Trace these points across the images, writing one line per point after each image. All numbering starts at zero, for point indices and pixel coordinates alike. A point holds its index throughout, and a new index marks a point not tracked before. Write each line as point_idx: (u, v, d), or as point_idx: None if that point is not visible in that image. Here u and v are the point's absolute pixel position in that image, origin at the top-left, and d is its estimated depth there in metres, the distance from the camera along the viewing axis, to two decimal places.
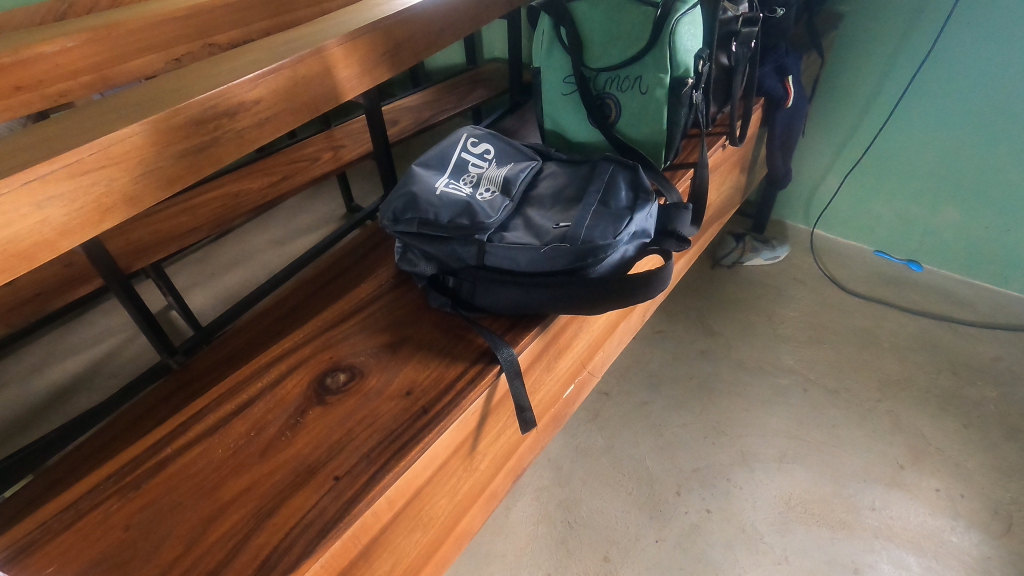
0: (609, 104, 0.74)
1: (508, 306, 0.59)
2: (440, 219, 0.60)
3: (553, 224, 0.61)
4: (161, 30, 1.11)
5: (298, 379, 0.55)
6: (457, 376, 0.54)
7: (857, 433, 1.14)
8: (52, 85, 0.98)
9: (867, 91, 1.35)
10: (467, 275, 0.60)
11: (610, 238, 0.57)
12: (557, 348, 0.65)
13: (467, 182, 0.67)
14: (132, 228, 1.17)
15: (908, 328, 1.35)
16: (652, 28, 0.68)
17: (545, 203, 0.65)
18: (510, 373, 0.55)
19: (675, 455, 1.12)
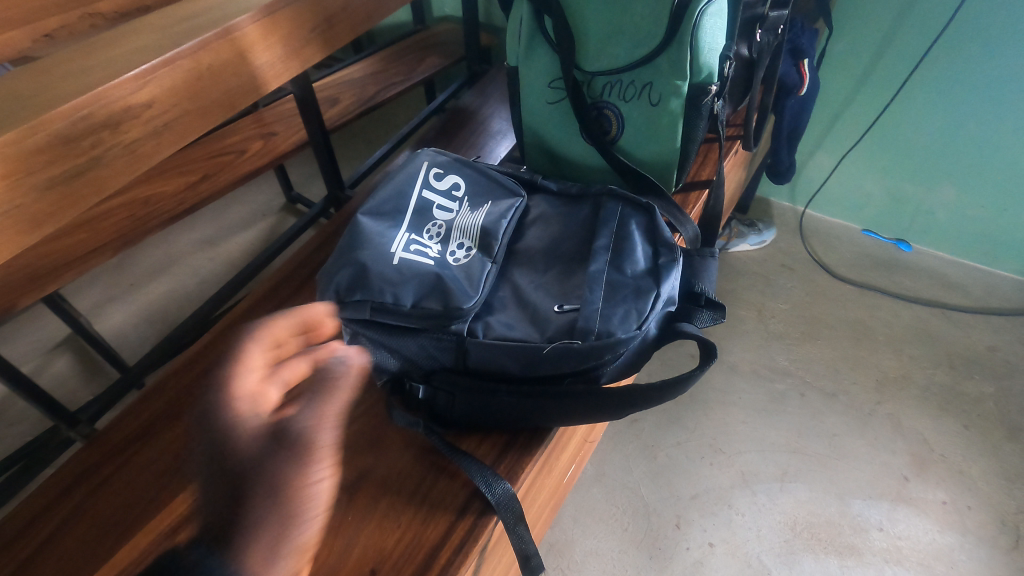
0: (609, 117, 0.58)
1: (499, 416, 0.45)
2: (401, 302, 0.45)
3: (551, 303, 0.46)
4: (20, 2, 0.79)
5: None
6: (440, 545, 0.44)
7: (860, 442, 1.08)
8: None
9: (865, 59, 1.21)
10: (441, 379, 0.45)
11: (631, 327, 0.43)
12: (558, 448, 0.53)
13: (433, 238, 0.51)
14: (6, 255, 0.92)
15: (902, 317, 1.28)
16: (667, 20, 0.52)
17: (538, 262, 0.50)
18: (510, 516, 0.42)
19: (671, 480, 1.04)
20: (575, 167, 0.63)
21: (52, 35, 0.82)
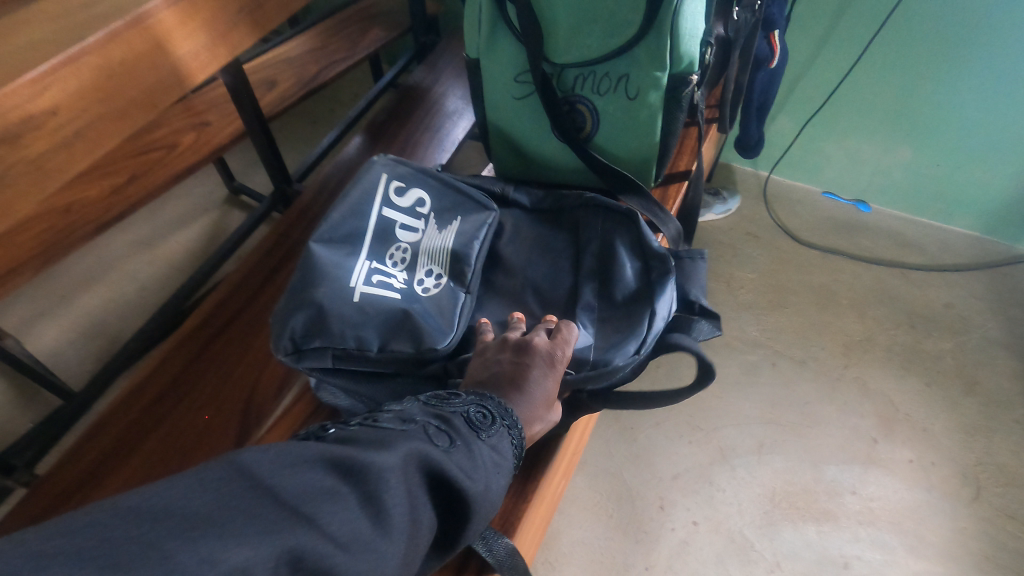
0: (581, 112, 0.56)
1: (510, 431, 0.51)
2: (368, 347, 0.51)
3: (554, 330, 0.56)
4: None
5: None
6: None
7: (830, 409, 1.10)
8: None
9: (823, 19, 1.17)
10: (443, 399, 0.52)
11: (624, 357, 0.51)
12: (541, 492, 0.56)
13: (398, 265, 0.56)
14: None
15: (864, 279, 1.30)
16: (645, 8, 0.49)
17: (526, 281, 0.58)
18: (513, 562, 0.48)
19: (652, 462, 1.04)
20: (546, 161, 0.63)
21: None
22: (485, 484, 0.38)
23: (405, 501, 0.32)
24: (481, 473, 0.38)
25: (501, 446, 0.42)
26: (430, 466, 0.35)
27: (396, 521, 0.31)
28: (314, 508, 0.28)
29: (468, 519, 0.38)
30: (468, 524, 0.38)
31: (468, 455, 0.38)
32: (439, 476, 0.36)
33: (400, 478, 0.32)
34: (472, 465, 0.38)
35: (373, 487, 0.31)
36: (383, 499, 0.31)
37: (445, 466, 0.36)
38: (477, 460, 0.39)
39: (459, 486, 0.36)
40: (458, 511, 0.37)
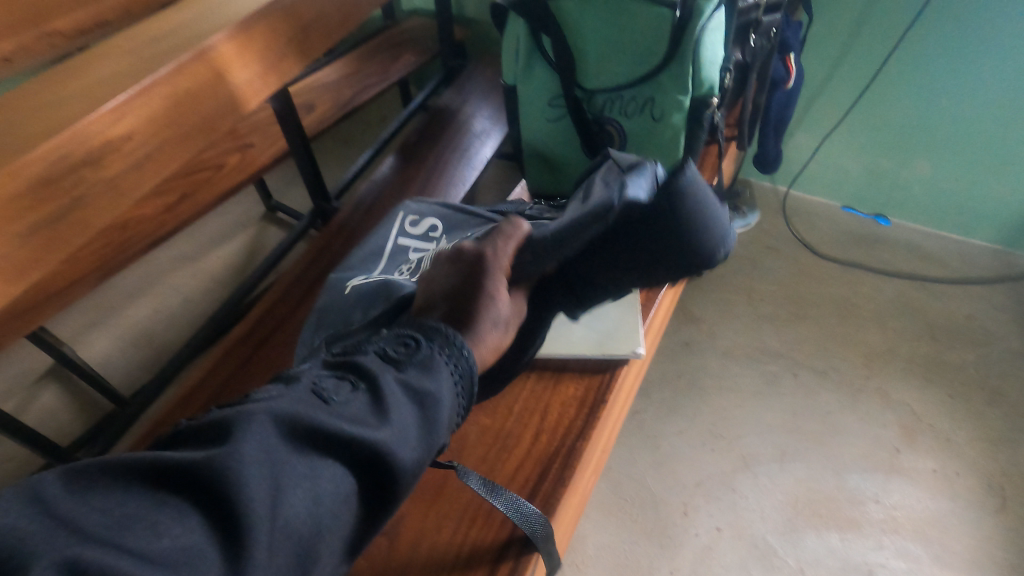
0: (610, 132, 0.60)
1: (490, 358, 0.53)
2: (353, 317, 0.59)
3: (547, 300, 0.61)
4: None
5: None
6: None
7: (852, 418, 1.12)
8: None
9: (840, 40, 1.21)
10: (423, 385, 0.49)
11: (584, 217, 0.51)
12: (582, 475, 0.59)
13: (403, 270, 0.66)
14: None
15: (884, 292, 1.32)
16: (669, 38, 0.54)
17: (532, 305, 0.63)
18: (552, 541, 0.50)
19: (676, 469, 1.07)
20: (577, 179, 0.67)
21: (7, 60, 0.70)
22: (388, 434, 0.38)
23: (270, 476, 0.32)
24: (378, 425, 0.38)
25: (427, 379, 0.43)
26: (306, 435, 0.35)
27: (256, 494, 0.31)
28: (131, 530, 0.28)
29: (383, 474, 0.37)
30: (388, 478, 0.37)
31: (363, 414, 0.39)
32: (320, 442, 0.36)
33: (256, 452, 0.32)
34: (365, 420, 0.38)
35: (225, 475, 0.31)
36: (235, 477, 0.31)
37: (323, 428, 0.36)
38: (373, 419, 0.38)
39: (355, 441, 0.36)
40: (369, 468, 0.37)
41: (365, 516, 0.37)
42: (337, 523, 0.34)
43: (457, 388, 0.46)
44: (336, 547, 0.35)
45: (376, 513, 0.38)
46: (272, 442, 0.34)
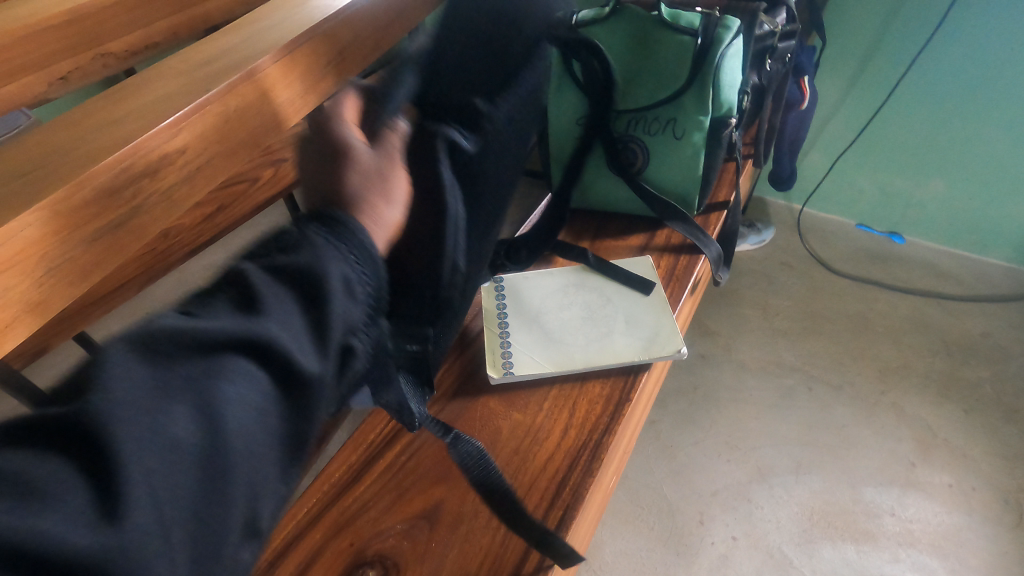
0: (633, 150, 0.65)
1: (440, 245, 0.42)
2: None
3: (490, 179, 0.52)
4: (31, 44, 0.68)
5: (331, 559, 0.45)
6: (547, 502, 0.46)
7: (867, 432, 1.13)
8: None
9: (854, 62, 1.25)
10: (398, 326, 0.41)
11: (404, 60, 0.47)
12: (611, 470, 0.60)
13: None
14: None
15: (899, 308, 1.34)
16: (691, 63, 0.58)
17: (496, 195, 0.54)
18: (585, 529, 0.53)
19: (691, 479, 1.09)
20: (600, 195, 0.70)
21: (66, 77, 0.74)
22: (274, 325, 0.29)
23: (113, 415, 0.23)
24: (258, 317, 0.29)
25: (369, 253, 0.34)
26: (163, 349, 0.26)
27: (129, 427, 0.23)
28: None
29: (319, 366, 0.30)
30: (326, 372, 0.30)
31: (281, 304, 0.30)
32: (179, 355, 0.26)
33: (108, 386, 0.24)
34: (283, 312, 0.30)
35: (76, 416, 0.23)
36: (91, 417, 0.23)
37: (176, 336, 0.27)
38: (249, 314, 0.29)
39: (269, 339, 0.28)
40: (267, 370, 0.29)
41: (286, 421, 0.29)
42: (243, 434, 0.27)
43: (370, 267, 0.34)
44: (256, 460, 0.27)
45: (301, 418, 0.30)
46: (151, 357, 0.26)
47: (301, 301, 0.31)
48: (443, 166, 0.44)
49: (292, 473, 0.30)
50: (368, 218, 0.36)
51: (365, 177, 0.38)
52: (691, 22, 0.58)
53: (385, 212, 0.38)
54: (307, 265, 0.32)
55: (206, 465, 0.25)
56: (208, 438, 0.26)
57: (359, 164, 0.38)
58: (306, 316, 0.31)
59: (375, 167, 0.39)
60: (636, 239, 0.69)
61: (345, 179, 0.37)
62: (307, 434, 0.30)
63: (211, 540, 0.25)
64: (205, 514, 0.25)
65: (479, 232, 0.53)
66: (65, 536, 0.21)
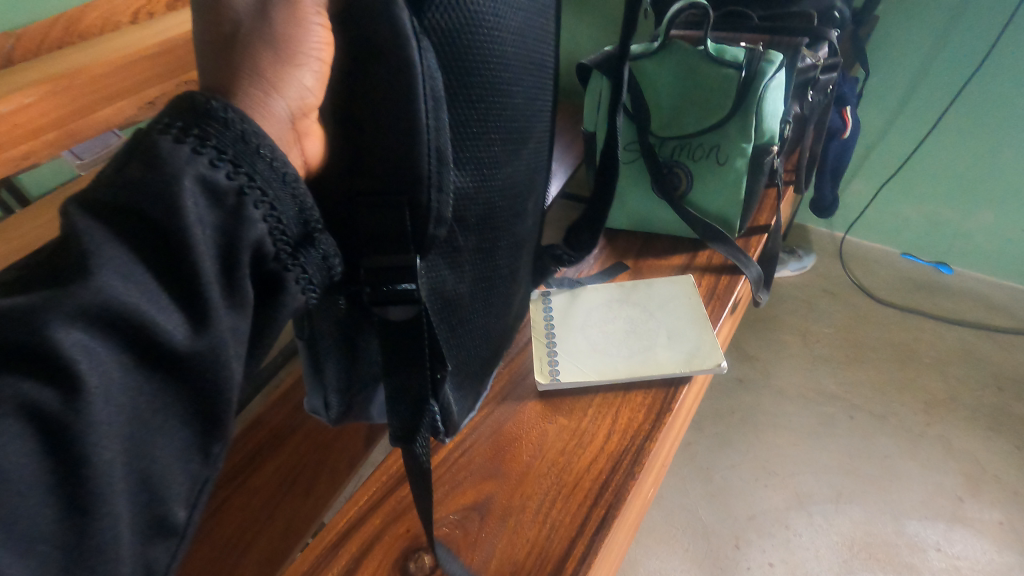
0: (677, 175, 0.68)
1: (406, 134, 0.34)
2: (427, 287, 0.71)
3: (504, 52, 0.41)
4: (131, 72, 0.77)
5: (384, 549, 0.48)
6: (591, 501, 0.49)
7: (912, 464, 1.11)
8: (9, 150, 0.67)
9: (898, 92, 1.26)
10: (371, 247, 0.36)
11: None
12: (654, 478, 0.62)
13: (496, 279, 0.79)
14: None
15: (946, 340, 1.31)
16: (735, 94, 0.61)
17: (518, 75, 0.43)
18: (629, 525, 0.54)
19: (727, 502, 1.09)
20: (646, 219, 0.74)
21: (156, 102, 0.82)
22: (112, 281, 0.22)
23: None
24: (82, 280, 0.22)
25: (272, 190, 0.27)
26: None
27: None
28: None
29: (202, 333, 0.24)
30: (217, 337, 0.25)
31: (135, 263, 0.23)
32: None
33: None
34: (138, 277, 0.23)
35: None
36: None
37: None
38: (72, 277, 0.22)
39: (125, 319, 0.22)
40: (104, 346, 0.22)
41: (160, 393, 0.24)
42: (95, 433, 0.22)
43: (255, 180, 0.27)
44: (127, 454, 0.23)
45: (182, 389, 0.24)
46: None
47: (148, 250, 0.24)
48: (404, 11, 0.32)
49: (205, 442, 0.26)
50: (257, 94, 0.29)
51: (283, 48, 0.29)
52: (736, 56, 0.61)
53: (285, 78, 0.29)
54: (151, 190, 0.24)
55: (45, 484, 0.21)
56: (47, 453, 0.21)
57: (244, 16, 0.29)
58: (157, 262, 0.24)
59: (268, 16, 0.29)
60: (679, 259, 0.72)
61: (229, 33, 0.29)
62: (206, 404, 0.25)
63: (94, 551, 0.22)
64: (77, 525, 0.21)
65: (502, 126, 0.43)
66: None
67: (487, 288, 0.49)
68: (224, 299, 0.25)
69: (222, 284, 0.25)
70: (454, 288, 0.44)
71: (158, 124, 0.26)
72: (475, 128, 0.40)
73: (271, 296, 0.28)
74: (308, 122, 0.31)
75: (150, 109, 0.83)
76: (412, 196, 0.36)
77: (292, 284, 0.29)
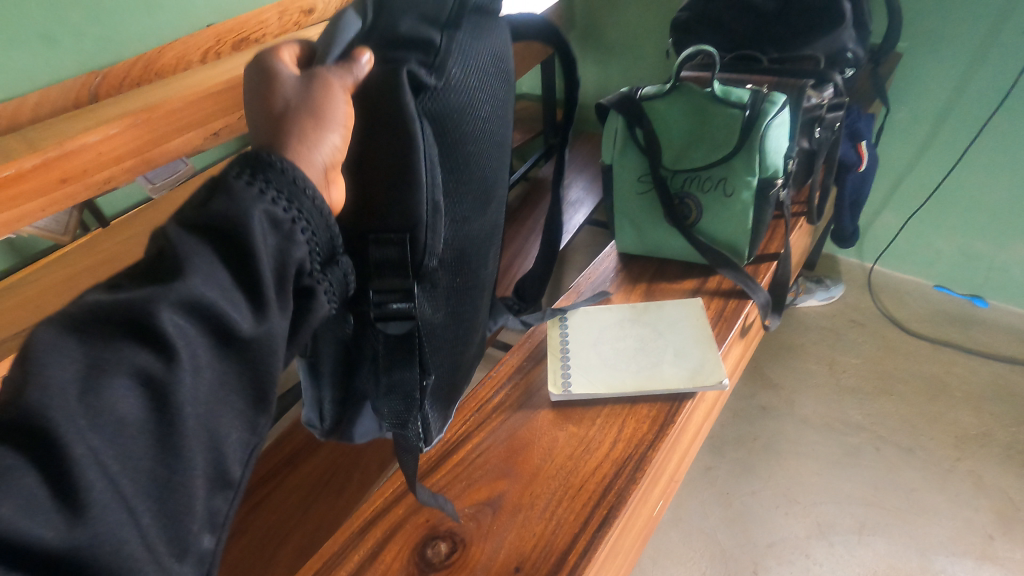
0: (688, 205, 0.73)
1: (404, 184, 0.42)
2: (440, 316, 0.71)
3: (480, 129, 0.50)
4: (199, 107, 0.87)
5: (403, 538, 0.53)
6: (595, 501, 0.53)
7: (939, 498, 1.09)
8: (95, 173, 0.77)
9: (926, 124, 1.27)
10: (378, 276, 0.44)
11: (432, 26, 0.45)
12: (660, 490, 0.65)
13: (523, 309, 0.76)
14: (48, 278, 0.81)
15: (980, 374, 1.29)
16: (740, 131, 0.66)
17: (491, 146, 0.53)
18: (630, 529, 0.57)
19: (747, 527, 1.09)
20: (660, 246, 0.79)
21: (218, 133, 0.92)
22: (198, 282, 0.27)
23: (41, 401, 0.22)
24: (178, 279, 0.27)
25: (316, 220, 0.33)
26: (80, 321, 0.25)
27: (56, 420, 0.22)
28: None
29: (260, 327, 0.29)
30: (272, 331, 0.30)
31: (212, 270, 0.28)
32: (95, 328, 0.25)
33: (41, 378, 0.23)
34: (216, 279, 0.28)
35: (11, 411, 0.22)
36: (25, 411, 0.22)
37: (94, 307, 0.25)
38: (169, 277, 0.27)
39: (207, 309, 0.27)
40: (194, 331, 0.27)
41: (230, 375, 0.29)
42: (186, 400, 0.26)
43: (302, 212, 0.32)
44: (203, 417, 0.27)
45: (246, 372, 0.29)
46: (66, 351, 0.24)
47: (226, 257, 0.29)
48: (409, 94, 0.41)
49: (256, 418, 0.30)
50: (298, 147, 0.35)
51: (316, 117, 0.36)
52: (741, 98, 0.67)
53: (322, 138, 0.36)
54: (226, 216, 0.29)
55: (146, 431, 0.25)
56: (152, 411, 0.25)
57: (288, 95, 0.37)
58: (231, 270, 0.29)
59: (307, 93, 0.37)
60: (690, 282, 0.76)
61: (279, 107, 0.37)
62: (261, 386, 0.30)
63: (173, 496, 0.26)
64: (168, 471, 0.26)
65: (478, 189, 0.52)
66: (27, 530, 0.21)
67: (460, 329, 0.55)
68: (279, 302, 0.31)
69: (276, 290, 0.31)
70: (433, 317, 0.51)
71: (228, 171, 0.32)
72: (457, 184, 0.49)
73: (306, 307, 0.34)
74: (337, 174, 0.37)
75: (213, 140, 0.92)
76: (409, 233, 0.44)
77: (323, 295, 0.34)
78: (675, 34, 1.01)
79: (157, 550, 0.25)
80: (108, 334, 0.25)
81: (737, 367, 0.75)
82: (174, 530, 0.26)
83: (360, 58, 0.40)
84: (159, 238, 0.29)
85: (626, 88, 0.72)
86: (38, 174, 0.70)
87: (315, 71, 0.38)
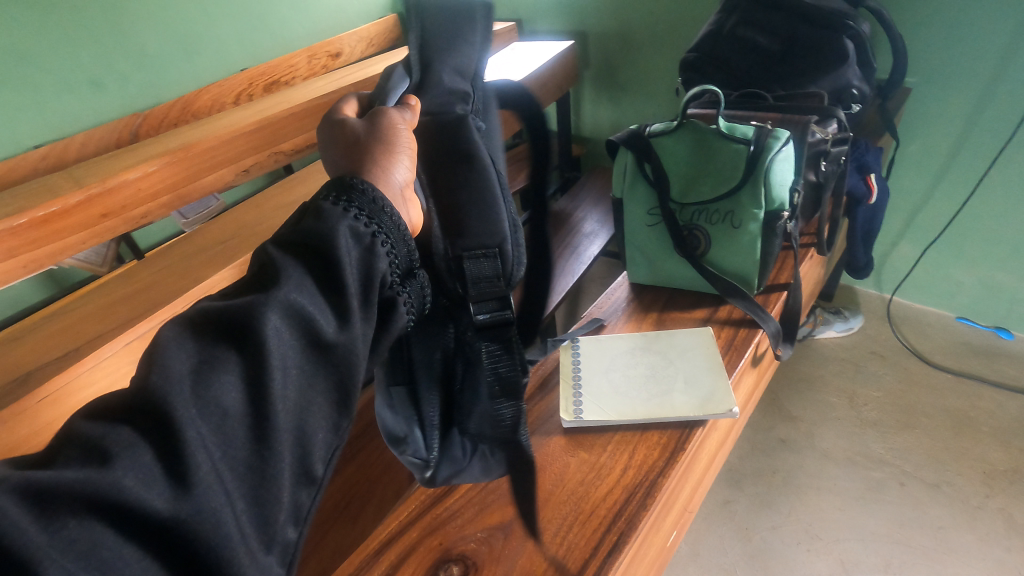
0: (697, 237, 0.75)
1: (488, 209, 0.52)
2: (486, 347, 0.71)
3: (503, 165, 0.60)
4: (234, 145, 0.92)
5: (416, 560, 0.54)
6: (605, 527, 0.54)
7: (968, 538, 1.05)
8: (133, 210, 0.82)
9: (939, 157, 1.28)
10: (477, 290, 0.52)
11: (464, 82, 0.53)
12: (671, 520, 0.64)
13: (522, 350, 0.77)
14: (87, 306, 0.86)
15: (1007, 408, 1.25)
16: (745, 164, 0.69)
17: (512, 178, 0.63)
18: (641, 557, 0.57)
19: (766, 564, 1.07)
20: (672, 277, 0.80)
21: (249, 169, 0.97)
22: (294, 290, 0.32)
23: (163, 386, 0.27)
24: (277, 286, 0.32)
25: (393, 237, 0.39)
26: (201, 323, 0.31)
27: (176, 401, 0.27)
28: (114, 461, 0.25)
29: (344, 330, 0.33)
30: (356, 334, 0.34)
31: (306, 283, 0.33)
32: (213, 331, 0.31)
33: (164, 367, 0.28)
34: (308, 288, 0.33)
35: (139, 396, 0.27)
36: (149, 394, 0.27)
37: (213, 312, 0.31)
38: (272, 285, 0.32)
39: (303, 313, 0.32)
40: (289, 332, 0.32)
41: (317, 375, 0.33)
42: (279, 393, 0.30)
43: (381, 227, 0.38)
44: (294, 411, 0.31)
45: (331, 375, 0.33)
46: (191, 347, 0.29)
47: (318, 271, 0.34)
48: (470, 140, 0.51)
49: (337, 420, 0.34)
50: (377, 167, 0.41)
51: (384, 142, 0.43)
52: (746, 134, 0.69)
53: (390, 159, 0.42)
54: (317, 235, 0.35)
55: (245, 420, 0.29)
56: (251, 404, 0.30)
57: (358, 130, 0.44)
58: (323, 281, 0.34)
59: (374, 126, 0.44)
60: (700, 312, 0.78)
61: (353, 138, 0.44)
62: (345, 389, 0.34)
63: (267, 483, 0.29)
64: (262, 457, 0.29)
65: None
66: (145, 497, 0.24)
67: None
68: (362, 312, 0.35)
69: (360, 300, 0.35)
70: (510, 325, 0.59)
71: (321, 196, 0.38)
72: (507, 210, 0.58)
73: (388, 319, 0.38)
74: (408, 195, 0.44)
75: (243, 176, 0.98)
76: (498, 248, 0.53)
77: (402, 308, 0.39)
78: (684, 74, 1.05)
79: (250, 534, 0.28)
80: (223, 334, 0.31)
81: (748, 398, 0.75)
82: (265, 516, 0.29)
83: (410, 103, 0.48)
84: (259, 256, 0.35)
85: (635, 125, 0.75)
86: (82, 209, 0.75)
87: (377, 109, 0.45)
